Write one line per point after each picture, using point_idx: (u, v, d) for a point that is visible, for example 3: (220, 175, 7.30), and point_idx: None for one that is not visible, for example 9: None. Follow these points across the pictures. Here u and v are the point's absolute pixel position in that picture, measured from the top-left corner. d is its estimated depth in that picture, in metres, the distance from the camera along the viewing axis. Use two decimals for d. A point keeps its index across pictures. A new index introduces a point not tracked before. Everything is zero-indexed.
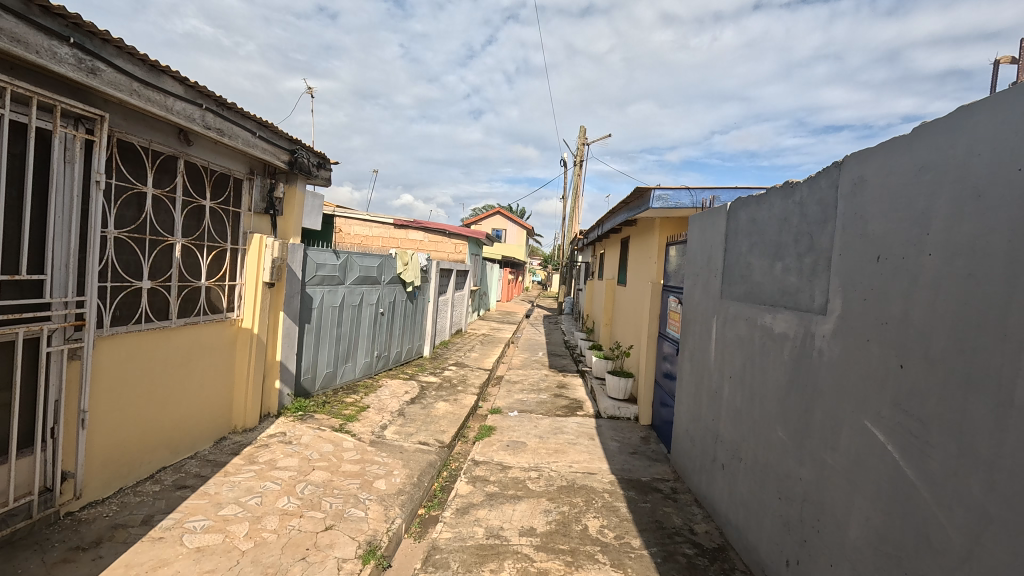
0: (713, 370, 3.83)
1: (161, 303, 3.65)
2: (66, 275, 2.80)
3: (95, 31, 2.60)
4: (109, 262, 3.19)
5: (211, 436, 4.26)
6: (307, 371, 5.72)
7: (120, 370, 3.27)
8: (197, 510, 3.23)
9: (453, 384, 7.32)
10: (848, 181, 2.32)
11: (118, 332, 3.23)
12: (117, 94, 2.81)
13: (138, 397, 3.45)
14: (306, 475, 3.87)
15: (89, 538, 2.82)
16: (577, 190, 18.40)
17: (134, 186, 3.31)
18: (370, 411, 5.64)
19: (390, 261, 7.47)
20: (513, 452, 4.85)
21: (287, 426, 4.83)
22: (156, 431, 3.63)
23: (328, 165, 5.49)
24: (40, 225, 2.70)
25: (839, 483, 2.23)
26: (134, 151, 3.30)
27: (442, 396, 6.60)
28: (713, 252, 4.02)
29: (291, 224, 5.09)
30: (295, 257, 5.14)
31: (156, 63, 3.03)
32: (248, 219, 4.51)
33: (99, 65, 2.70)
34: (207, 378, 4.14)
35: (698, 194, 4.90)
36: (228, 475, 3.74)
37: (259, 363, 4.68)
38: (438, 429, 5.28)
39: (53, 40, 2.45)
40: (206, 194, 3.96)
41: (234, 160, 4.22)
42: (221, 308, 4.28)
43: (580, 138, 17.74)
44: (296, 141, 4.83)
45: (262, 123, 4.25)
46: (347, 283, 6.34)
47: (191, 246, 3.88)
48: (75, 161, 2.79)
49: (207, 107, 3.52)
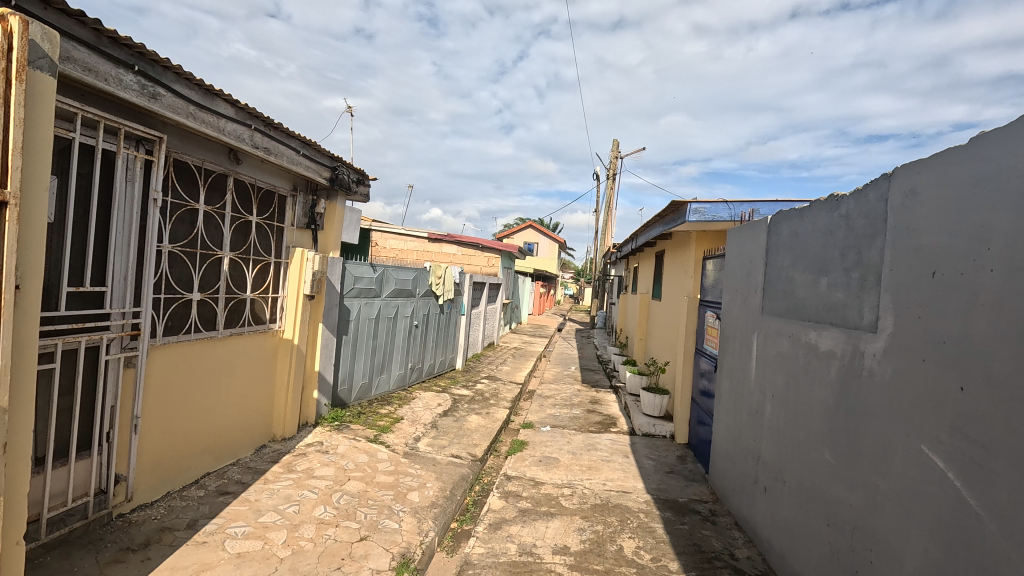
0: (754, 389, 3.69)
1: (209, 314, 3.80)
2: (124, 287, 2.97)
3: (157, 59, 2.78)
4: (163, 275, 3.35)
5: (252, 443, 4.39)
6: (344, 382, 5.84)
7: (170, 378, 3.43)
8: (238, 516, 3.32)
9: (485, 397, 7.32)
10: (898, 194, 2.23)
11: (170, 342, 3.39)
12: (174, 117, 2.99)
13: (184, 404, 3.57)
14: (341, 485, 3.93)
15: (139, 541, 2.93)
16: (612, 203, 18.33)
17: (187, 203, 3.48)
18: (404, 422, 5.71)
19: (425, 273, 7.57)
20: (546, 468, 4.79)
21: (324, 436, 4.93)
22: (201, 437, 3.76)
23: (368, 181, 5.64)
24: (103, 240, 2.88)
25: (894, 510, 2.11)
26: (188, 170, 3.47)
27: (474, 409, 6.60)
28: (752, 267, 3.92)
29: (332, 238, 5.24)
30: (334, 270, 5.27)
31: (210, 87, 3.21)
32: (291, 234, 4.67)
33: (159, 90, 2.88)
34: (250, 387, 4.29)
35: (736, 207, 4.78)
36: (268, 483, 3.84)
37: (298, 373, 4.80)
38: (471, 442, 5.29)
39: (120, 68, 2.63)
40: (253, 210, 4.14)
41: (279, 177, 4.40)
42: (264, 318, 4.43)
43: (613, 151, 17.80)
44: (337, 158, 4.98)
45: (307, 142, 4.41)
46: (383, 295, 6.47)
47: (238, 260, 4.04)
48: (136, 180, 2.98)
49: (255, 127, 3.68)
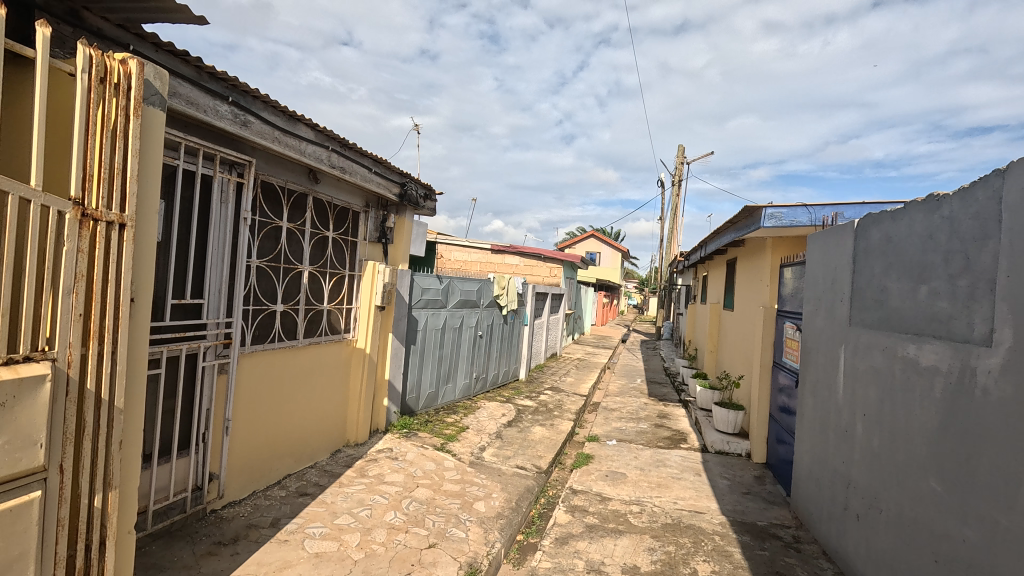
0: (843, 408, 3.40)
1: (291, 324, 4.05)
2: (218, 299, 3.23)
3: (248, 89, 3.03)
4: (251, 288, 3.62)
5: (328, 447, 4.61)
6: (412, 390, 6.02)
7: (257, 384, 3.68)
8: (316, 517, 3.48)
9: (549, 408, 7.26)
10: (1015, 193, 1.99)
11: (257, 350, 3.64)
12: (262, 142, 3.24)
13: (268, 408, 3.81)
14: (410, 491, 4.03)
15: (229, 535, 3.15)
16: (677, 210, 17.78)
17: (272, 221, 3.75)
18: (469, 432, 5.78)
19: (489, 284, 7.67)
20: (613, 483, 4.67)
21: (394, 443, 5.09)
22: (283, 441, 3.99)
23: (434, 195, 5.82)
24: (201, 256, 3.16)
25: (1019, 550, 1.86)
26: (273, 191, 3.74)
27: (538, 421, 6.57)
28: (838, 275, 3.64)
29: (401, 251, 5.44)
30: (403, 282, 5.47)
31: (293, 113, 3.45)
32: (364, 247, 4.90)
33: (249, 118, 3.13)
34: (326, 394, 4.51)
35: (817, 211, 4.47)
36: (342, 486, 4.01)
37: (370, 382, 5.00)
38: (535, 454, 5.26)
39: (217, 100, 2.89)
40: (330, 225, 4.39)
41: (353, 195, 4.64)
42: (339, 328, 4.67)
43: (678, 156, 17.31)
44: (406, 175, 5.18)
45: (378, 160, 4.62)
46: (449, 306, 6.62)
47: (316, 273, 4.29)
48: (229, 201, 3.25)
49: (332, 148, 3.92)
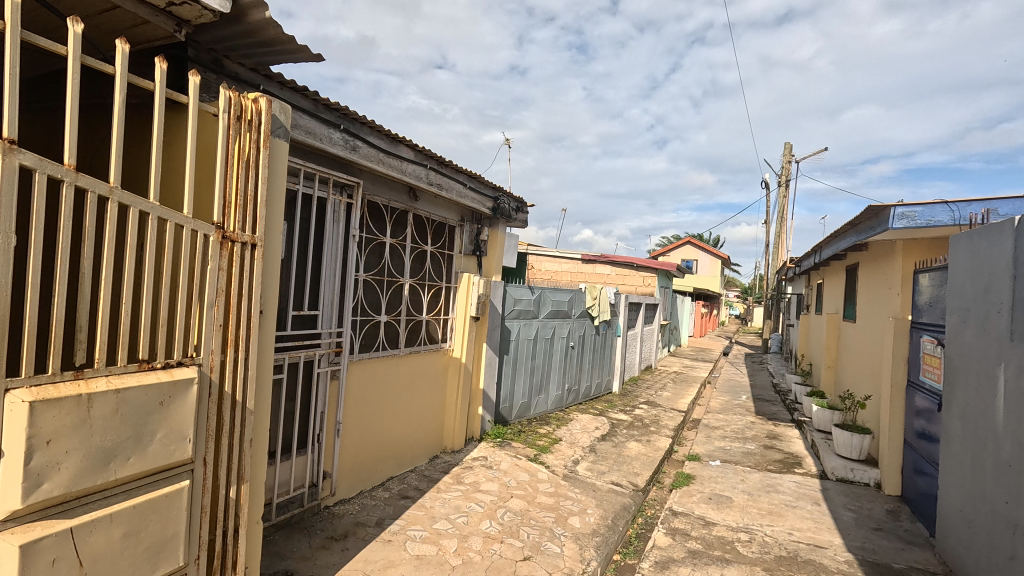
0: (1004, 438, 2.89)
1: (393, 334, 4.29)
2: (331, 310, 3.51)
3: (356, 117, 3.29)
4: (359, 300, 3.89)
5: (427, 452, 4.80)
6: (505, 400, 6.10)
7: (364, 390, 3.93)
8: (416, 520, 3.62)
9: (645, 423, 6.98)
10: None
11: (364, 358, 3.90)
12: (369, 164, 3.48)
13: (373, 413, 4.06)
14: (505, 501, 4.06)
15: (340, 531, 3.38)
16: (785, 213, 16.42)
17: (377, 237, 4.01)
18: (562, 444, 5.72)
19: (580, 295, 7.59)
20: (717, 507, 4.36)
21: (488, 451, 5.18)
22: (386, 444, 4.22)
23: (526, 207, 5.89)
24: (317, 272, 3.46)
25: None
26: (378, 209, 4.01)
27: (634, 436, 6.34)
28: (993, 281, 3.12)
29: (494, 263, 5.56)
30: (496, 293, 5.58)
31: (395, 135, 3.68)
32: (459, 260, 5.08)
33: (358, 143, 3.39)
34: (425, 401, 4.71)
35: (962, 208, 3.87)
36: (440, 492, 4.14)
37: (466, 390, 5.14)
38: (631, 470, 5.07)
39: (330, 128, 3.16)
40: (428, 240, 4.60)
41: (449, 210, 4.83)
42: (437, 338, 4.86)
43: (785, 155, 16.03)
44: (499, 189, 5.31)
45: (472, 175, 4.78)
46: (540, 317, 6.64)
47: (416, 286, 4.52)
48: (340, 220, 3.53)
49: (430, 167, 4.12)
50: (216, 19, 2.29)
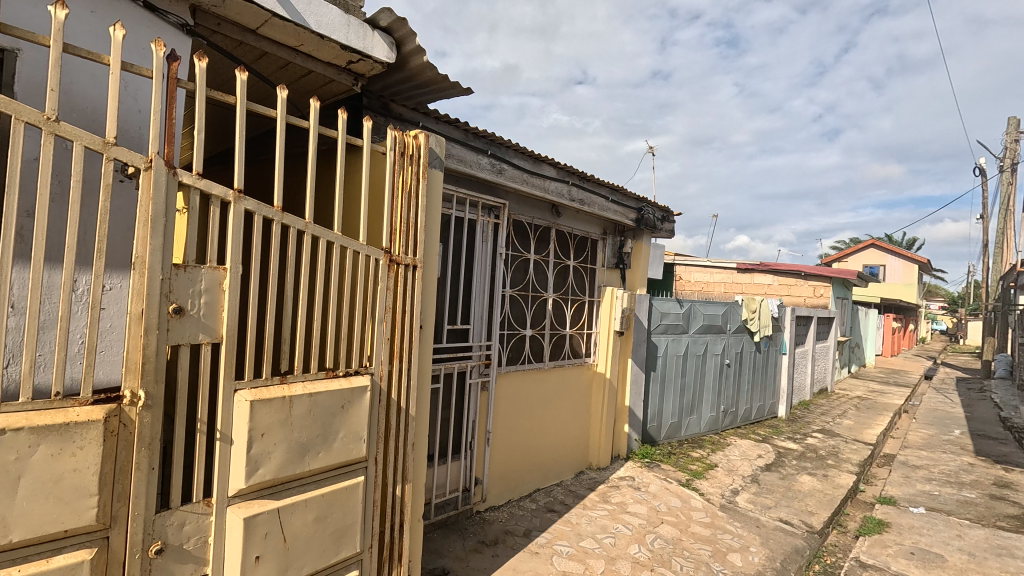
0: None
1: (538, 348, 4.39)
2: (481, 325, 3.73)
3: (502, 141, 3.47)
4: (506, 315, 4.07)
5: (573, 467, 4.78)
6: (653, 419, 5.83)
7: (511, 402, 4.08)
8: (563, 535, 3.63)
9: (821, 455, 6.09)
10: None
11: (511, 371, 4.05)
12: (513, 185, 3.65)
13: (520, 424, 4.18)
14: (655, 527, 3.85)
15: (490, 537, 3.52)
16: (1013, 204, 13.17)
17: (522, 254, 4.17)
18: (719, 470, 5.26)
19: (736, 308, 6.96)
20: (922, 565, 3.60)
21: (636, 472, 4.98)
22: (533, 456, 4.31)
23: (672, 216, 5.62)
24: (468, 288, 3.70)
25: None
26: (523, 227, 4.17)
27: (806, 468, 5.57)
28: None
29: (639, 275, 5.39)
30: (641, 307, 5.40)
31: (538, 155, 3.80)
32: (602, 274, 5.02)
33: (503, 166, 3.58)
34: (570, 416, 4.71)
35: None
36: (586, 509, 4.09)
37: (611, 407, 5.03)
38: (804, 508, 4.44)
39: (478, 154, 3.39)
40: (571, 255, 4.64)
41: (592, 224, 4.82)
42: (581, 352, 4.85)
43: (1009, 132, 12.91)
44: (642, 199, 5.15)
45: (615, 188, 4.72)
46: (691, 332, 6.24)
47: (559, 300, 4.58)
48: (488, 239, 3.74)
49: (572, 183, 4.17)
50: (384, 69, 2.63)
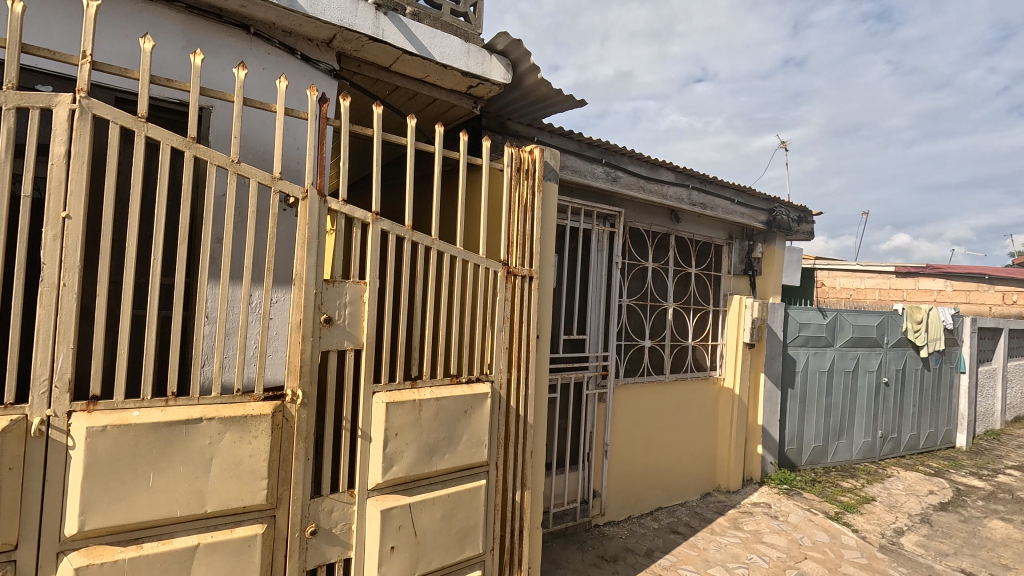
0: None
1: (658, 359, 4.22)
2: (598, 335, 3.69)
3: (617, 148, 3.44)
4: (623, 325, 3.98)
5: (698, 488, 4.49)
6: (792, 441, 5.26)
7: (631, 414, 3.97)
8: (689, 559, 3.42)
9: (1019, 497, 5.00)
10: None
11: (630, 383, 3.95)
12: (629, 192, 3.59)
13: (640, 438, 4.04)
14: (796, 562, 3.47)
15: (610, 552, 3.44)
16: None
17: (639, 262, 4.05)
18: (877, 505, 4.58)
19: (896, 318, 6.03)
20: None
21: (772, 498, 4.53)
22: (654, 472, 4.14)
23: (811, 216, 5.08)
24: (584, 298, 3.69)
25: None
26: (640, 235, 4.06)
27: (998, 512, 4.61)
28: None
29: (772, 282, 4.93)
30: (774, 317, 4.94)
31: (654, 160, 3.70)
32: (728, 281, 4.69)
33: (618, 173, 3.53)
34: (695, 433, 4.44)
35: None
36: (715, 534, 3.81)
37: (741, 425, 4.65)
38: (996, 560, 3.68)
39: (593, 164, 3.39)
40: (693, 262, 4.41)
41: (716, 228, 4.54)
42: (705, 365, 4.57)
43: None
44: (774, 199, 4.74)
45: (741, 189, 4.40)
46: (837, 345, 5.54)
47: (680, 310, 4.37)
48: (604, 248, 3.70)
49: (692, 187, 3.98)
50: (501, 90, 2.77)
